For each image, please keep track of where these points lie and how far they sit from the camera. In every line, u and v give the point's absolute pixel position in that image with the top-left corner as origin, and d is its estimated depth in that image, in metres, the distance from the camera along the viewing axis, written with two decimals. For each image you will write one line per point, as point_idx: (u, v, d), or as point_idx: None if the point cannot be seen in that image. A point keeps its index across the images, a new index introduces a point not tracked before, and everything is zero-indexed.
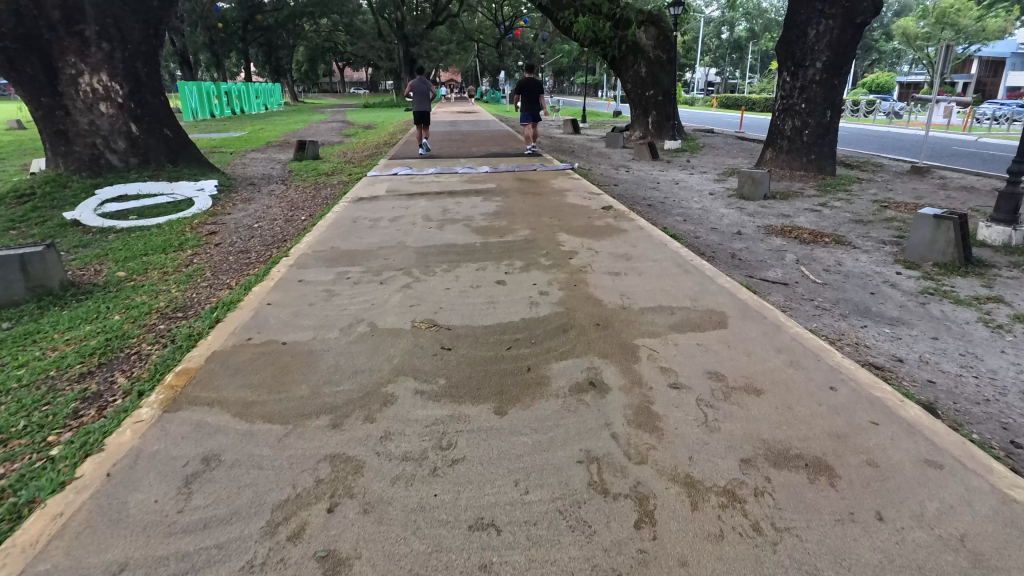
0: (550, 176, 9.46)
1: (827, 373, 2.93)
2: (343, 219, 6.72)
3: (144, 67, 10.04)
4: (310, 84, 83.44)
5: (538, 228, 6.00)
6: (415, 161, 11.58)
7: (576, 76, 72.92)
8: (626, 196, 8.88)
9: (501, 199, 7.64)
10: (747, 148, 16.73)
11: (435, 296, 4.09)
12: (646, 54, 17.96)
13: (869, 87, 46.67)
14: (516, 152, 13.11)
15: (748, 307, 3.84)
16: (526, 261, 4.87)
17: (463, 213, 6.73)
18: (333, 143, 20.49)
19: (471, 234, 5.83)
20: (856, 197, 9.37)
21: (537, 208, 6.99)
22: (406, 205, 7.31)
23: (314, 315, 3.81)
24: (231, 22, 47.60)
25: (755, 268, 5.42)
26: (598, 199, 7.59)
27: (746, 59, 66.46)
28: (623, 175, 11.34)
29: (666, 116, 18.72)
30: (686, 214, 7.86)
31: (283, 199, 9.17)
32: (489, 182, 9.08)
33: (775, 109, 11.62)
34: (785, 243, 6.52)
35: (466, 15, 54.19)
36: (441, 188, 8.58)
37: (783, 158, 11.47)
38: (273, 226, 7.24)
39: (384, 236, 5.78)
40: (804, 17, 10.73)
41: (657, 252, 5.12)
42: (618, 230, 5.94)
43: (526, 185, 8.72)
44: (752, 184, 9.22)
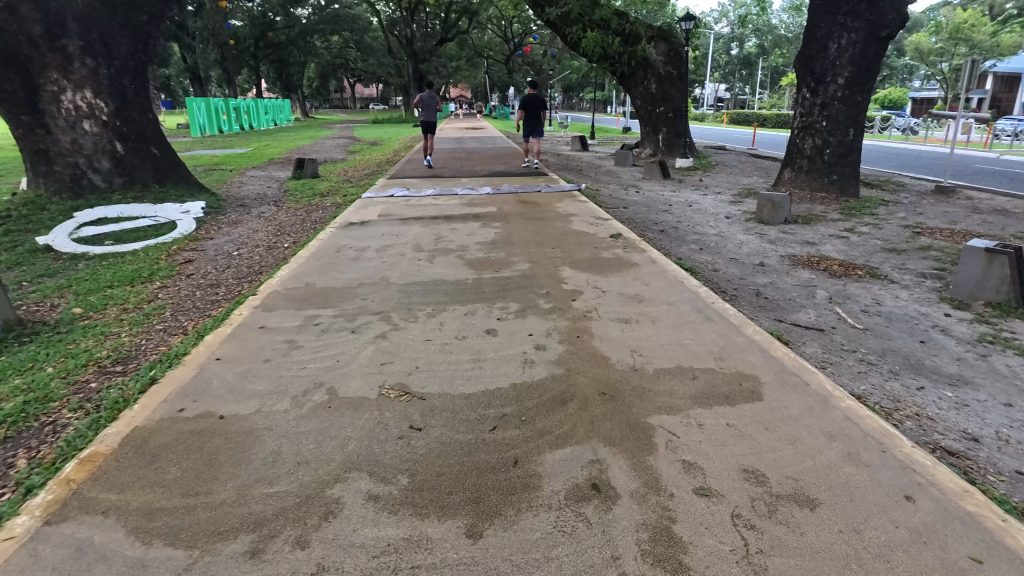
0: (555, 198, 8.89)
1: (898, 475, 2.29)
2: (327, 248, 6.15)
3: (132, 84, 9.63)
4: (321, 99, 84.06)
5: (538, 261, 5.41)
6: (415, 181, 11.06)
7: (585, 92, 72.83)
8: (636, 220, 8.25)
9: (501, 225, 7.06)
10: (762, 167, 16.10)
11: (413, 351, 3.49)
12: (656, 70, 17.47)
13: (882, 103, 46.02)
14: (520, 171, 12.57)
15: (784, 369, 3.20)
16: (523, 303, 4.27)
17: (457, 242, 6.15)
18: (336, 160, 20.12)
19: (464, 268, 5.25)
20: (884, 222, 8.71)
21: (539, 236, 6.41)
22: (398, 232, 6.76)
23: (266, 376, 3.21)
24: (242, 39, 47.90)
25: (784, 310, 4.76)
26: (606, 225, 7.00)
27: (756, 75, 66.07)
28: (632, 196, 10.76)
29: (677, 134, 18.14)
30: (702, 242, 7.22)
31: (271, 222, 8.65)
32: (490, 204, 8.52)
33: (794, 127, 11.01)
34: (814, 278, 5.88)
35: (476, 32, 54.29)
36: (438, 212, 8.03)
37: (803, 178, 10.83)
38: (253, 254, 6.69)
39: (367, 270, 5.19)
40: (825, 30, 10.17)
41: (673, 292, 4.49)
42: (627, 264, 5.32)
43: (528, 209, 8.14)
44: (772, 209, 8.66)
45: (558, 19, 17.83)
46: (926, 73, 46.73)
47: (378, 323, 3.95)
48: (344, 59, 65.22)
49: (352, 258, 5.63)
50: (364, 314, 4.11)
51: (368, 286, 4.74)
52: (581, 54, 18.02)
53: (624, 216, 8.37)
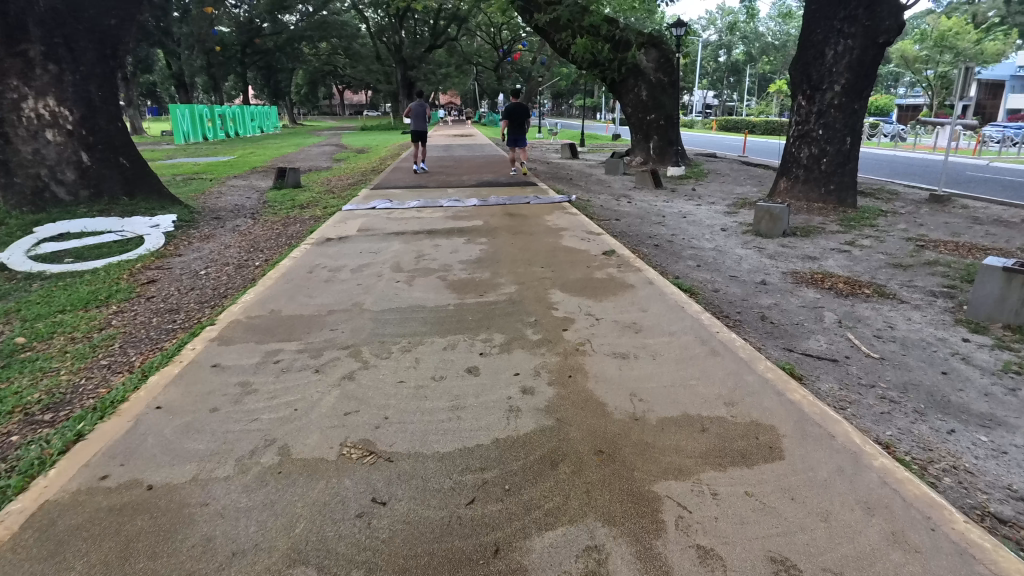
0: (544, 211, 8.52)
1: (955, 565, 1.91)
2: (299, 268, 5.72)
3: (100, 92, 9.15)
4: (310, 106, 83.56)
5: (526, 282, 5.01)
6: (399, 192, 10.65)
7: (574, 99, 72.83)
8: (628, 233, 7.89)
9: (487, 241, 6.66)
10: (754, 175, 15.83)
11: (382, 395, 3.07)
12: (647, 78, 17.21)
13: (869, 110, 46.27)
14: (509, 181, 12.20)
15: (804, 416, 2.82)
16: (508, 333, 3.87)
17: (439, 261, 5.75)
18: (321, 168, 19.68)
19: (445, 291, 4.84)
20: (885, 234, 8.42)
21: (527, 253, 6.01)
22: (377, 249, 6.35)
23: (211, 429, 2.79)
24: (228, 45, 47.33)
25: (793, 337, 4.39)
26: (598, 240, 6.62)
27: (744, 82, 66.38)
28: (625, 207, 10.41)
29: (669, 141, 17.87)
30: (699, 257, 6.86)
31: (246, 237, 8.19)
32: (476, 218, 8.12)
33: (790, 135, 10.73)
34: (820, 297, 5.52)
35: (465, 39, 54.10)
36: (421, 226, 7.63)
37: (799, 188, 10.52)
38: (221, 274, 6.24)
39: (340, 294, 4.77)
40: (821, 36, 9.92)
41: (673, 319, 4.10)
42: (622, 285, 4.94)
43: (516, 222, 7.75)
44: (770, 220, 8.32)
45: (547, 25, 17.56)
46: (912, 81, 47.08)
47: (346, 359, 3.53)
48: (332, 65, 64.77)
49: (325, 280, 5.21)
50: (331, 349, 3.69)
51: (339, 313, 4.32)
52: (571, 61, 17.74)
53: (616, 230, 8.00)
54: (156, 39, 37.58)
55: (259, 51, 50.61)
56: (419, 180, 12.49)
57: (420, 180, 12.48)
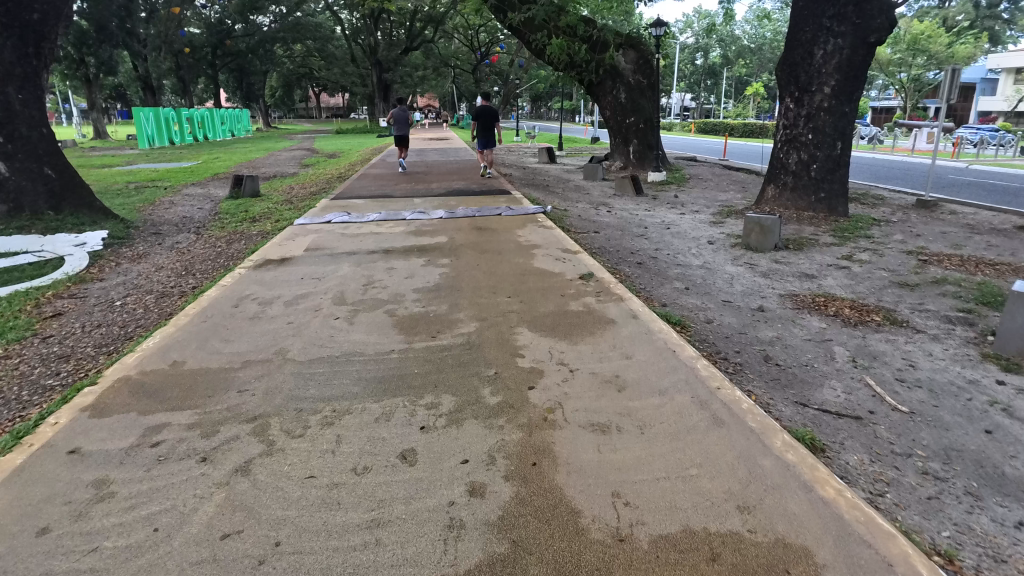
0: (516, 225, 7.76)
1: None
2: (224, 300, 4.88)
3: (19, 94, 8.13)
4: (285, 109, 81.96)
5: (488, 318, 4.23)
6: (360, 203, 9.84)
7: (553, 102, 72.38)
8: (607, 249, 7.18)
9: (449, 261, 5.89)
10: (737, 180, 15.27)
11: (281, 504, 2.27)
12: (625, 80, 16.60)
13: None
14: (480, 189, 11.44)
15: (846, 531, 2.09)
16: (459, 395, 3.09)
17: (391, 290, 4.94)
18: (287, 174, 18.73)
19: (391, 330, 4.05)
20: (883, 247, 7.83)
21: (493, 278, 5.26)
22: (321, 274, 5.54)
23: (27, 572, 1.98)
24: (198, 47, 45.87)
25: (804, 386, 3.69)
26: (573, 261, 5.89)
27: (721, 85, 66.53)
28: (604, 217, 9.74)
29: (648, 146, 17.26)
30: (686, 278, 6.16)
31: (182, 257, 7.30)
32: (440, 233, 7.34)
33: (777, 140, 10.13)
34: (825, 328, 4.85)
35: (441, 41, 53.22)
36: (378, 243, 6.84)
37: (787, 196, 9.92)
38: (139, 306, 5.37)
39: (263, 337, 3.95)
40: (809, 35, 9.32)
41: (662, 370, 3.37)
42: (602, 320, 4.19)
43: (486, 238, 7.00)
44: (760, 233, 7.69)
45: (521, 25, 16.84)
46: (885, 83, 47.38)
47: (246, 439, 2.72)
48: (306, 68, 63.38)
49: (249, 317, 4.38)
50: (231, 423, 2.88)
51: (254, 367, 3.51)
52: (546, 62, 17.07)
53: (592, 245, 7.28)
54: (118, 40, 35.99)
55: (230, 53, 49.18)
56: (385, 188, 11.66)
57: (386, 188, 11.66)
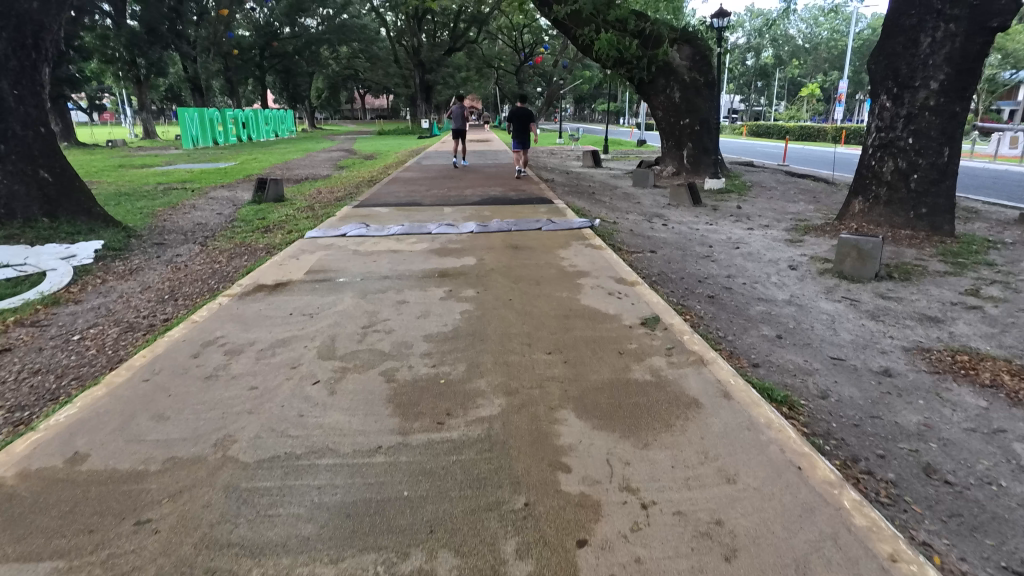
0: (557, 243, 6.58)
1: None
2: (187, 344, 3.84)
3: (13, 90, 7.45)
4: (330, 110, 82.97)
5: (521, 392, 3.05)
6: (383, 212, 8.85)
7: (596, 103, 70.79)
8: (668, 275, 5.94)
9: (475, 294, 4.74)
10: (806, 189, 13.71)
11: None
12: (679, 77, 15.23)
13: None
14: (519, 197, 10.30)
15: None
16: (465, 556, 1.92)
17: (395, 337, 3.81)
18: (320, 176, 18.05)
19: (383, 407, 2.90)
20: (1015, 279, 6.31)
21: (528, 321, 4.08)
22: (317, 307, 4.49)
23: None
24: (245, 49, 46.37)
25: (1003, 531, 2.36)
26: (630, 296, 4.66)
27: (773, 86, 63.86)
28: (660, 233, 8.45)
29: (704, 150, 15.76)
30: (773, 321, 4.86)
31: (174, 274, 6.38)
32: (467, 253, 6.21)
33: (867, 144, 8.63)
34: (988, 408, 3.47)
35: (484, 42, 52.52)
36: (394, 265, 5.76)
37: (879, 211, 8.41)
38: (94, 343, 4.39)
39: (210, 415, 2.87)
40: (914, 19, 7.82)
41: (790, 513, 2.11)
42: (681, 401, 2.95)
43: (524, 260, 5.84)
44: (858, 258, 6.29)
45: (567, 18, 15.65)
46: None
47: None
48: (349, 70, 63.62)
49: (203, 376, 3.32)
50: None
51: (177, 473, 2.42)
52: (594, 59, 15.84)
53: (650, 270, 6.03)
54: (168, 41, 36.52)
55: (276, 54, 49.65)
56: (415, 194, 10.67)
57: (416, 194, 10.67)
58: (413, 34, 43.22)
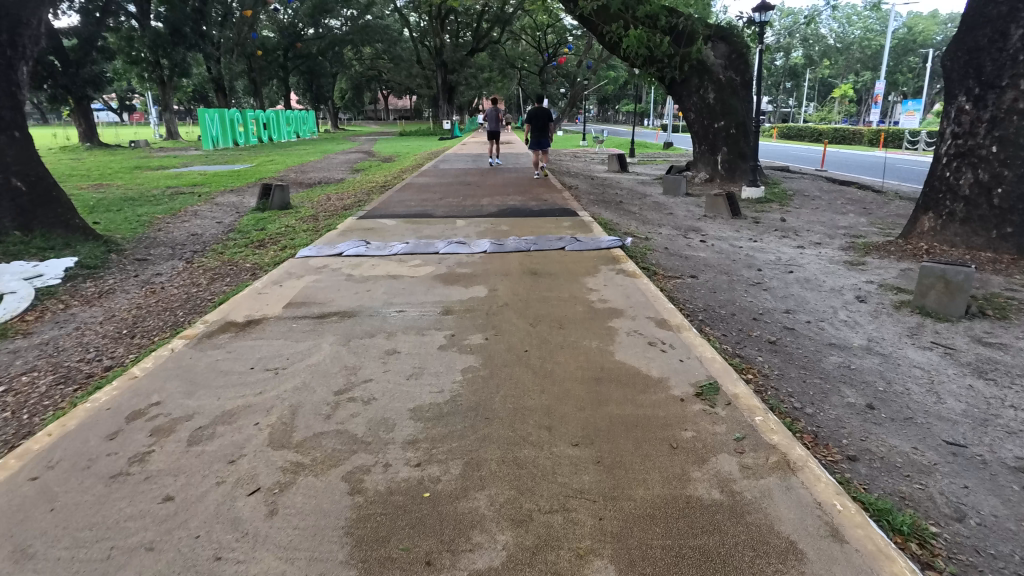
0: (584, 268, 5.65)
1: None
2: (109, 415, 2.99)
3: None
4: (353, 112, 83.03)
5: (536, 522, 2.13)
6: (389, 225, 8.02)
7: (620, 104, 69.62)
8: (716, 312, 4.97)
9: (484, 341, 3.83)
10: (854, 199, 12.56)
11: None
12: (715, 77, 14.14)
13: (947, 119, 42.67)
14: (540, 207, 9.41)
15: None
16: None
17: (372, 412, 2.93)
18: (333, 181, 17.37)
19: (336, 548, 2.01)
20: None
21: (548, 388, 3.16)
22: (289, 358, 3.64)
23: None
24: (269, 50, 46.23)
25: None
26: (677, 348, 3.71)
27: (804, 88, 62.05)
28: (699, 253, 7.47)
29: (741, 154, 14.64)
30: (857, 380, 3.87)
31: (145, 301, 5.60)
32: (478, 279, 5.31)
33: (940, 153, 7.53)
34: None
35: (507, 43, 51.80)
36: (390, 295, 4.89)
37: (954, 229, 7.28)
38: (15, 400, 3.59)
39: (90, 557, 2.01)
40: (1004, 8, 6.73)
41: None
42: (771, 546, 2.01)
43: (545, 290, 4.93)
44: (944, 292, 5.24)
45: (594, 14, 14.73)
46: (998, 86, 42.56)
47: None
48: (371, 71, 63.38)
49: (107, 475, 2.47)
50: None
51: None
52: (622, 57, 14.87)
53: (694, 305, 5.07)
54: (192, 42, 36.01)
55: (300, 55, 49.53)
56: (427, 204, 9.84)
57: (429, 204, 9.83)
58: (436, 34, 42.65)
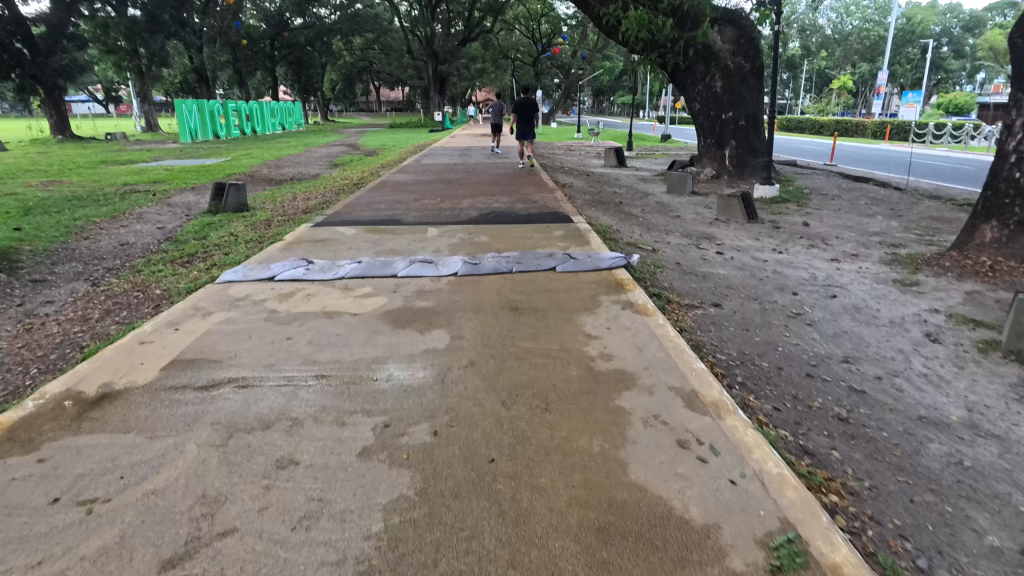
0: (580, 300, 4.35)
1: None
2: None
3: None
4: (342, 103, 81.47)
5: None
6: (346, 235, 6.71)
7: (614, 96, 68.38)
8: (758, 368, 3.69)
9: (429, 441, 2.54)
10: (878, 198, 11.34)
11: None
12: (722, 63, 12.91)
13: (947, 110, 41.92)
14: (528, 211, 8.12)
15: None
16: None
17: None
18: (307, 177, 16.02)
19: None
20: None
21: (520, 556, 1.89)
22: (120, 479, 2.33)
23: None
24: (255, 39, 44.62)
25: None
26: (722, 453, 2.44)
27: (801, 80, 61.01)
28: (717, 270, 6.18)
29: (750, 148, 13.38)
30: (986, 496, 2.60)
31: (5, 346, 4.26)
32: (440, 318, 4.01)
33: (1007, 150, 6.28)
34: None
35: (500, 32, 50.41)
36: (316, 345, 3.58)
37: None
38: None
39: None
40: None
41: None
42: None
43: (527, 338, 3.65)
44: None
45: None
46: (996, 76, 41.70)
47: None
48: (360, 62, 61.77)
49: None
50: None
51: None
52: (621, 42, 13.60)
53: (726, 356, 3.80)
54: (172, 30, 34.32)
55: (287, 44, 48.04)
56: (399, 207, 8.54)
57: (400, 207, 8.53)
58: (427, 23, 41.27)
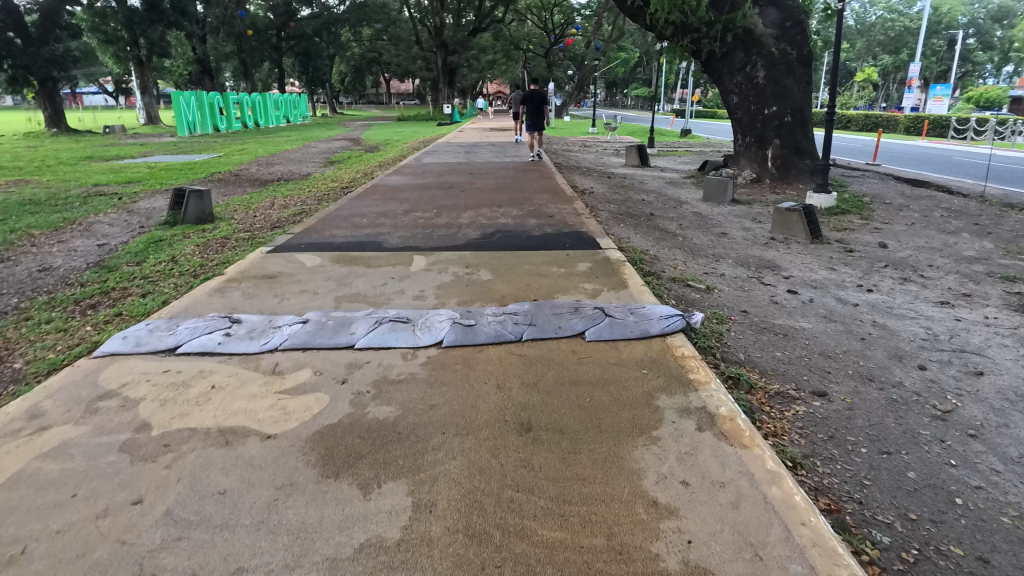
0: (629, 410, 2.75)
1: None
2: None
3: None
4: (350, 95, 80.01)
5: None
6: (307, 266, 5.16)
7: (628, 88, 66.38)
8: (953, 568, 2.10)
9: None
10: (954, 209, 9.66)
11: None
12: (765, 50, 11.16)
13: (980, 104, 39.73)
14: (542, 230, 6.55)
15: None
16: None
17: None
18: (297, 177, 14.55)
19: None
20: None
21: None
22: None
23: None
24: (260, 29, 43.19)
25: None
26: None
27: (821, 72, 58.78)
28: (800, 323, 4.56)
29: (797, 148, 11.66)
30: None
31: None
32: (402, 450, 2.45)
33: None
34: None
35: (512, 23, 48.67)
36: (173, 528, 2.02)
37: None
38: None
39: None
40: None
41: None
42: None
43: (547, 514, 2.06)
44: None
45: None
46: None
47: None
48: (368, 53, 60.26)
49: None
50: None
51: None
52: (649, 26, 11.92)
53: (890, 539, 2.20)
54: (171, 20, 32.57)
55: (292, 35, 46.57)
56: (384, 223, 6.99)
57: (385, 223, 6.97)
58: (436, 12, 39.54)
